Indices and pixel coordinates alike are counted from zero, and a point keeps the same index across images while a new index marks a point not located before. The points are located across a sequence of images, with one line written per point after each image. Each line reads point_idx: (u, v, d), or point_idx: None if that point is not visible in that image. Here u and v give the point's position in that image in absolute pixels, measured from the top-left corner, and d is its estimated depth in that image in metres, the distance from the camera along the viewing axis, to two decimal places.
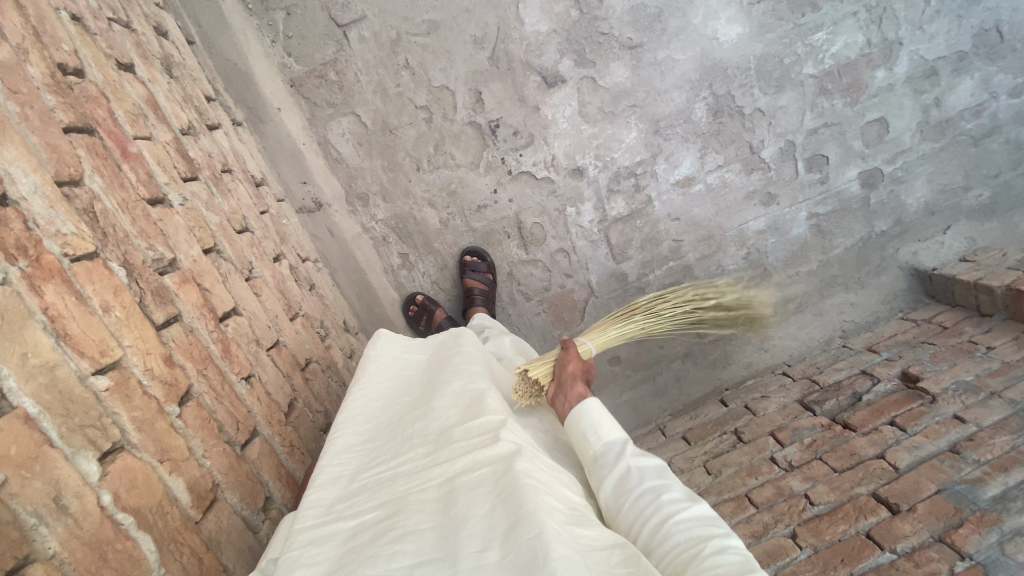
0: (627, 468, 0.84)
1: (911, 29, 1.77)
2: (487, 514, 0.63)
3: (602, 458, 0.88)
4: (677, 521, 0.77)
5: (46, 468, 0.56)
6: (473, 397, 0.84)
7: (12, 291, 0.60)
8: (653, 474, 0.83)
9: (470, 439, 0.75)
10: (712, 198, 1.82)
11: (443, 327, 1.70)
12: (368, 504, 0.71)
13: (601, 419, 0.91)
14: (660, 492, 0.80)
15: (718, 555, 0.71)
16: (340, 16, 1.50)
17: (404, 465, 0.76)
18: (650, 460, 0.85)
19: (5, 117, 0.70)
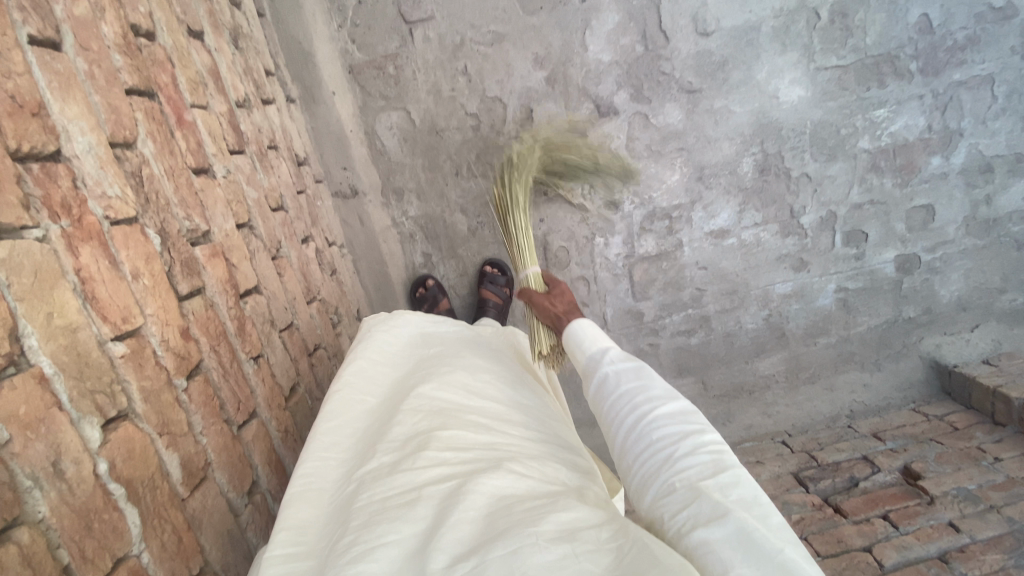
0: (604, 373, 0.82)
1: (975, 122, 1.72)
2: (455, 525, 0.61)
3: (590, 369, 0.87)
4: (652, 418, 0.71)
5: (51, 430, 0.55)
6: (443, 403, 0.83)
7: (51, 250, 0.61)
8: (635, 373, 0.79)
9: (438, 452, 0.73)
10: (744, 254, 1.80)
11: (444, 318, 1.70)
12: (332, 524, 0.68)
13: (587, 332, 0.91)
14: (635, 391, 0.76)
15: (690, 456, 0.65)
16: (409, 13, 1.52)
17: (368, 470, 0.73)
18: (629, 362, 0.81)
19: (72, 74, 0.71)
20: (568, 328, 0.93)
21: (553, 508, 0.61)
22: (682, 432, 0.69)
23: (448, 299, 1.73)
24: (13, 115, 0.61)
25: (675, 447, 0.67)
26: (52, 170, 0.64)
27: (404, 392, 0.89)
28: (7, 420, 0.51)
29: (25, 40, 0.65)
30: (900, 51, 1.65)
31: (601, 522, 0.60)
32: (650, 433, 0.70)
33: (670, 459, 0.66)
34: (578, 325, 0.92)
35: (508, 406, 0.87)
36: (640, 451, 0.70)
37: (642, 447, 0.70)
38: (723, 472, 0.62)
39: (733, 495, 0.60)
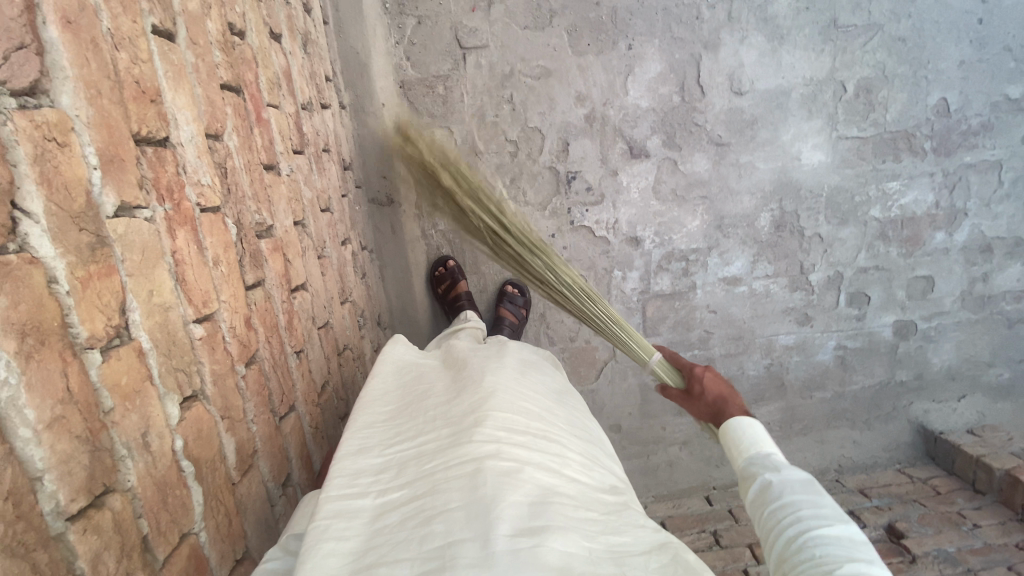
0: (766, 479, 0.79)
1: (979, 204, 1.84)
2: (516, 503, 0.65)
3: (750, 471, 0.84)
4: (816, 531, 0.68)
5: (142, 403, 0.57)
6: (499, 393, 0.88)
7: (155, 229, 0.63)
8: (804, 487, 0.76)
9: (495, 432, 0.78)
10: (753, 302, 1.87)
11: (460, 299, 1.70)
12: (393, 484, 0.73)
13: (749, 432, 0.88)
14: (800, 499, 0.73)
15: (851, 568, 0.61)
16: (465, 39, 1.59)
17: (429, 445, 0.79)
18: (797, 473, 0.78)
19: (184, 66, 0.74)
20: (731, 424, 0.90)
21: (605, 531, 0.66)
22: (850, 553, 0.64)
23: (465, 280, 1.74)
24: (138, 99, 0.64)
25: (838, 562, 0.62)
26: (160, 153, 0.67)
27: (457, 383, 0.96)
28: (111, 389, 0.53)
29: (150, 29, 0.68)
30: (916, 130, 1.76)
31: (648, 550, 0.65)
32: (811, 544, 0.66)
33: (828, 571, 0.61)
34: (743, 424, 0.89)
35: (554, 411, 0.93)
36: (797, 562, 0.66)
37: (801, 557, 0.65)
38: None
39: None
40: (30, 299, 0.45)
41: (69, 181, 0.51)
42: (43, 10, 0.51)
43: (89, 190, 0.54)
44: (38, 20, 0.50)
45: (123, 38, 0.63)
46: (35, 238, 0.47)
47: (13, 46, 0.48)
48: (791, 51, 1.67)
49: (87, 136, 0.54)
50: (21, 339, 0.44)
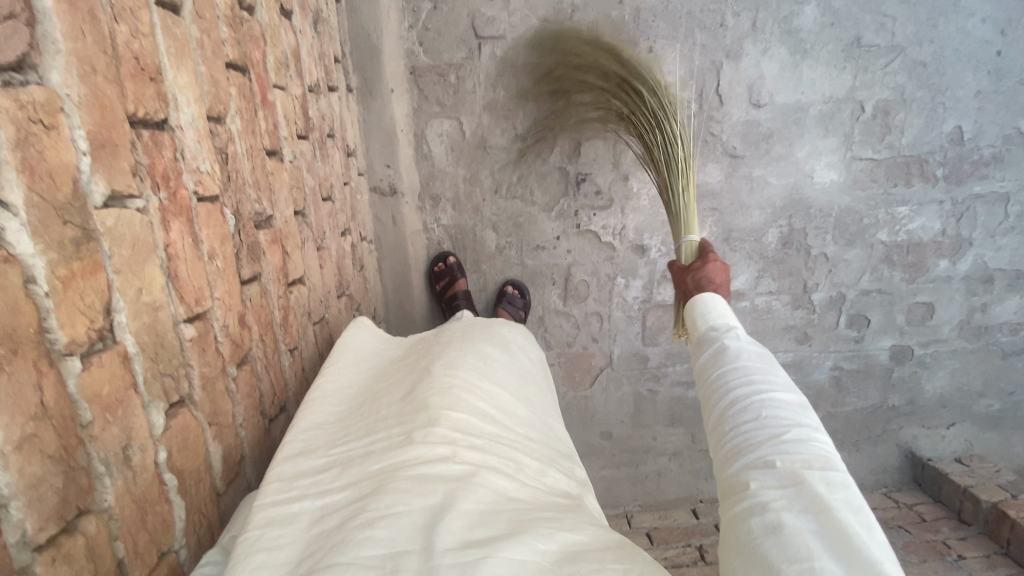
0: (722, 345, 0.85)
1: (985, 235, 1.83)
2: (468, 512, 0.61)
3: (708, 338, 0.90)
4: (766, 395, 0.73)
5: (125, 414, 0.53)
6: (458, 389, 0.84)
7: (148, 222, 0.58)
8: (757, 353, 0.83)
9: (448, 431, 0.74)
10: (753, 318, 1.85)
11: (459, 298, 1.66)
12: (336, 484, 0.68)
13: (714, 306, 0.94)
14: (754, 363, 0.80)
15: (800, 444, 0.66)
16: (482, 29, 1.53)
17: (378, 444, 0.74)
18: (753, 344, 0.84)
19: (188, 42, 0.69)
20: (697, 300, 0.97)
21: (558, 527, 0.61)
22: (792, 421, 0.70)
23: (464, 278, 1.70)
24: (136, 77, 0.58)
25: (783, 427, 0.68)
26: (157, 137, 0.61)
27: (413, 373, 0.91)
28: (92, 400, 0.48)
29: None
30: (930, 156, 1.74)
31: (605, 546, 0.59)
32: (757, 407, 0.72)
33: (774, 437, 0.67)
34: (708, 298, 0.96)
35: (515, 403, 0.90)
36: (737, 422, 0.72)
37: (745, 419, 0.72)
38: (832, 471, 0.62)
39: (841, 495, 0.59)
40: (4, 303, 0.40)
41: (54, 169, 0.46)
42: None
43: (75, 179, 0.48)
44: None
45: (123, 8, 0.57)
46: (12, 233, 0.42)
47: None
48: (812, 66, 1.64)
49: (76, 119, 0.49)
50: None
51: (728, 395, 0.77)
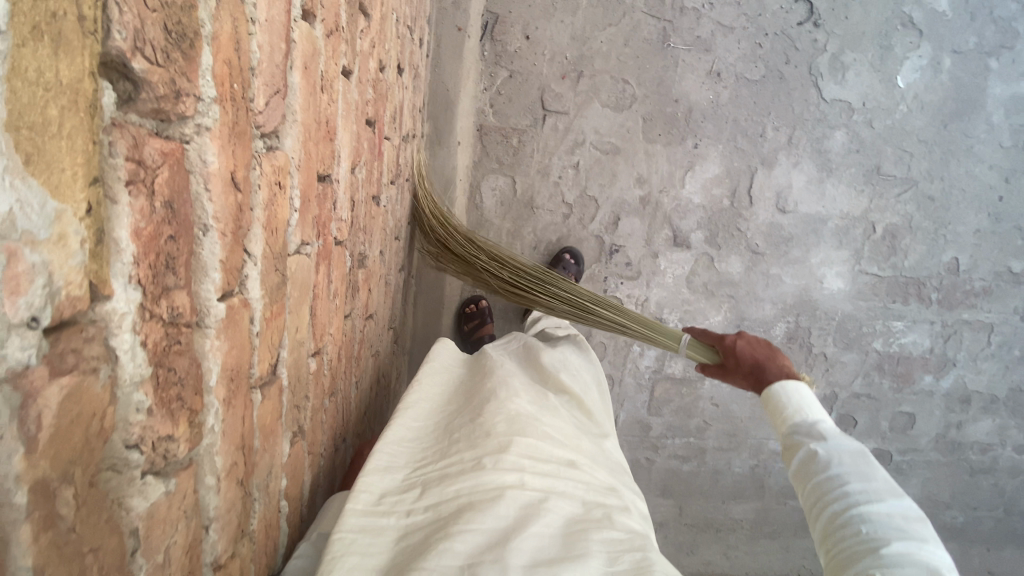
0: (812, 449, 0.90)
1: (967, 358, 1.99)
2: (540, 538, 0.67)
3: (797, 437, 0.95)
4: (864, 504, 0.79)
5: (273, 444, 0.57)
6: (521, 419, 0.89)
7: (310, 266, 0.64)
8: (855, 457, 0.87)
9: (519, 460, 0.79)
10: (753, 404, 1.94)
11: (483, 340, 1.72)
12: (417, 503, 0.72)
13: (795, 401, 0.98)
14: (850, 475, 0.84)
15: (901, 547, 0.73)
16: (550, 102, 1.66)
17: (452, 466, 0.78)
18: (846, 445, 0.89)
19: (352, 106, 0.77)
20: (772, 390, 1.02)
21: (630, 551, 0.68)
22: (897, 531, 0.76)
23: (492, 323, 1.76)
24: (325, 139, 0.65)
25: (886, 540, 0.74)
26: (325, 189, 0.68)
27: (481, 398, 0.96)
28: (260, 429, 0.53)
29: (342, 71, 0.70)
30: (928, 280, 1.91)
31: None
32: (858, 520, 0.78)
33: (875, 551, 0.73)
34: (787, 391, 1.00)
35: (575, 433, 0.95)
36: (841, 533, 0.79)
37: (845, 532, 0.78)
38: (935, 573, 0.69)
39: None
40: (238, 343, 0.46)
41: (278, 223, 0.52)
42: (292, 58, 0.52)
43: (284, 231, 0.54)
44: (290, 67, 0.52)
45: (327, 80, 0.64)
46: (251, 281, 0.47)
47: (274, 92, 0.49)
48: (835, 185, 1.81)
49: (294, 178, 0.55)
50: (228, 385, 0.44)
51: (828, 503, 0.83)
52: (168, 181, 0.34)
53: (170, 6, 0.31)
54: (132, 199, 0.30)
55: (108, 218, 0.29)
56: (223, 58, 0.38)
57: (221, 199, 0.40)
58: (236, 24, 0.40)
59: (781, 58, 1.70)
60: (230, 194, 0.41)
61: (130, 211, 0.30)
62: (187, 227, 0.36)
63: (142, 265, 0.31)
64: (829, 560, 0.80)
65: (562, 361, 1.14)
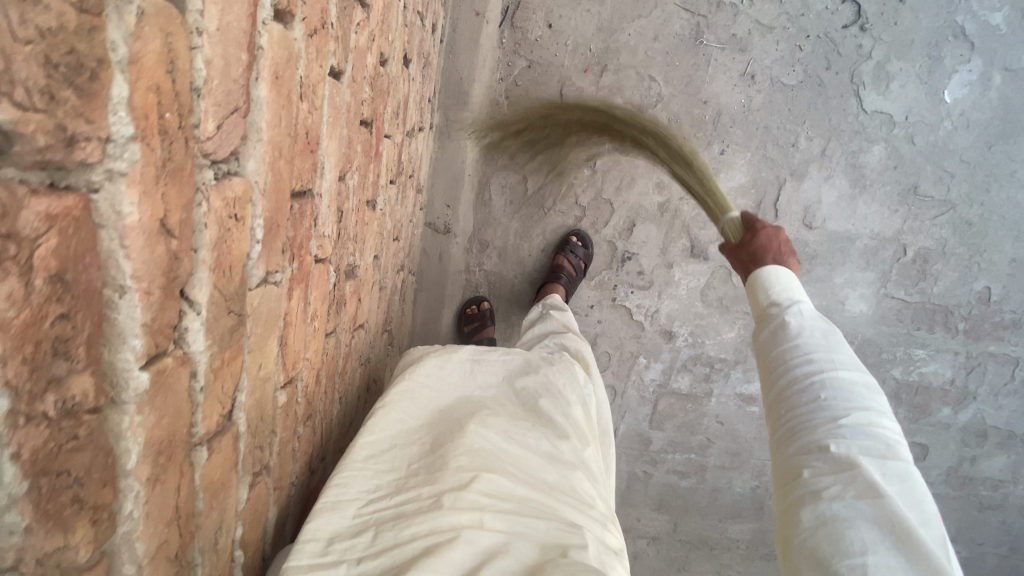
0: (785, 323, 0.86)
1: (989, 392, 1.89)
2: None
3: (770, 312, 0.90)
4: (830, 380, 0.78)
5: (224, 497, 0.52)
6: (485, 448, 0.82)
7: (280, 294, 0.58)
8: (824, 329, 0.84)
9: (480, 496, 0.73)
10: (759, 425, 1.87)
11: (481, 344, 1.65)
12: (367, 551, 0.67)
13: (780, 277, 0.90)
14: (818, 348, 0.82)
15: (859, 426, 0.74)
16: (569, 97, 1.55)
17: (408, 505, 0.72)
18: (822, 322, 0.85)
19: (341, 110, 0.69)
20: (758, 268, 0.93)
21: None
22: (859, 405, 0.77)
23: (493, 327, 1.70)
24: (304, 152, 0.58)
25: (850, 413, 0.75)
26: (303, 207, 0.61)
27: (447, 420, 0.89)
28: (206, 488, 0.48)
29: (329, 72, 0.63)
30: (956, 309, 1.79)
31: None
32: (822, 391, 0.78)
33: (836, 423, 0.74)
34: (771, 267, 0.92)
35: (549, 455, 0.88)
36: (799, 401, 0.80)
37: (805, 398, 0.78)
38: (889, 453, 0.71)
39: (893, 479, 0.69)
40: (172, 408, 0.39)
41: (233, 261, 0.45)
42: (258, 68, 0.45)
43: (243, 266, 0.47)
44: (253, 79, 0.44)
45: (309, 86, 0.57)
46: (193, 333, 0.41)
47: (230, 111, 0.41)
48: (868, 203, 1.69)
49: (258, 206, 0.48)
50: (156, 459, 0.38)
51: (790, 375, 0.82)
52: (57, 249, 0.27)
53: (56, 34, 0.25)
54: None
55: None
56: (148, 86, 0.31)
57: (145, 253, 0.33)
58: (167, 40, 0.32)
59: (821, 63, 1.58)
60: (158, 244, 0.35)
61: None
62: (90, 297, 0.30)
63: (11, 363, 0.25)
64: (778, 432, 0.82)
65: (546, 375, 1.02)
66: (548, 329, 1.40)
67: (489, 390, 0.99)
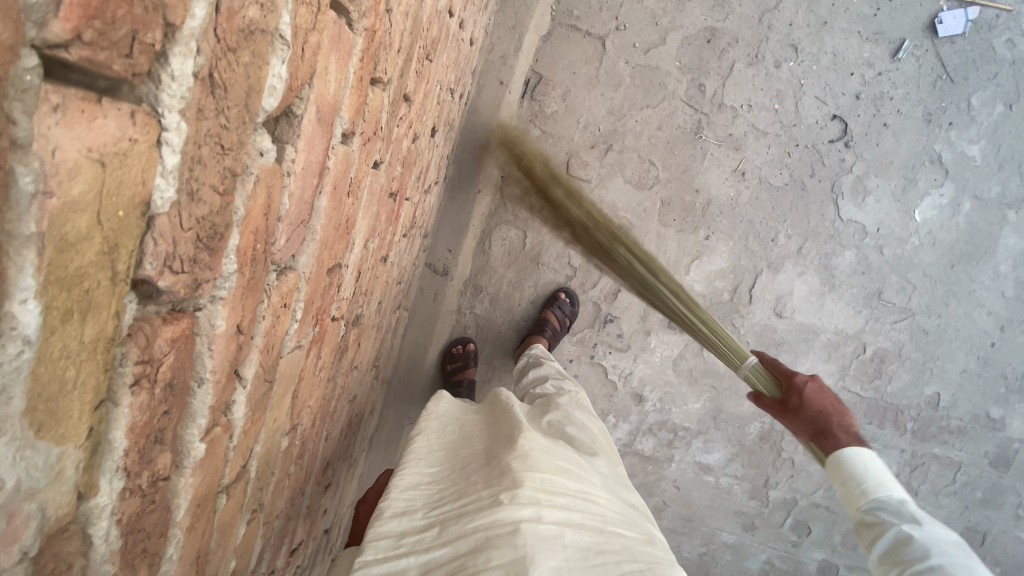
0: (904, 530, 0.91)
1: (929, 490, 2.01)
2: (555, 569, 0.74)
3: (879, 514, 0.96)
4: None
5: (230, 535, 0.59)
6: (532, 450, 0.94)
7: (302, 356, 0.66)
8: (954, 546, 0.89)
9: (535, 492, 0.84)
10: (713, 493, 1.97)
11: (463, 384, 1.70)
12: (435, 541, 0.80)
13: (875, 472, 0.98)
14: (956, 567, 0.85)
15: None
16: (575, 168, 1.70)
17: (470, 504, 0.84)
18: (940, 531, 0.90)
19: (375, 191, 0.78)
20: (847, 455, 0.99)
21: None
22: None
23: (474, 368, 1.75)
24: (342, 235, 0.67)
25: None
26: (332, 280, 0.69)
27: (497, 438, 1.01)
28: (219, 529, 0.55)
29: (373, 165, 0.72)
30: (906, 409, 1.92)
31: None
32: None
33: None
34: (852, 451, 1.00)
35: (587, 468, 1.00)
36: None
37: None
38: None
39: None
40: (212, 468, 0.47)
41: (276, 340, 0.53)
42: (323, 182, 0.54)
43: (282, 341, 0.55)
44: (318, 194, 0.53)
45: (356, 183, 0.66)
46: (237, 404, 0.49)
47: (297, 225, 0.50)
48: (835, 301, 1.83)
49: (302, 292, 0.57)
50: (194, 511, 0.46)
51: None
52: (172, 363, 0.35)
53: (206, 219, 0.33)
54: (133, 398, 0.32)
55: (105, 422, 0.31)
56: (250, 230, 0.40)
57: (222, 353, 0.42)
58: (269, 192, 0.41)
59: (807, 170, 1.73)
60: (231, 344, 0.43)
61: (129, 411, 0.32)
62: (183, 393, 0.38)
63: (130, 454, 0.34)
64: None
65: (565, 411, 1.20)
66: (545, 372, 1.48)
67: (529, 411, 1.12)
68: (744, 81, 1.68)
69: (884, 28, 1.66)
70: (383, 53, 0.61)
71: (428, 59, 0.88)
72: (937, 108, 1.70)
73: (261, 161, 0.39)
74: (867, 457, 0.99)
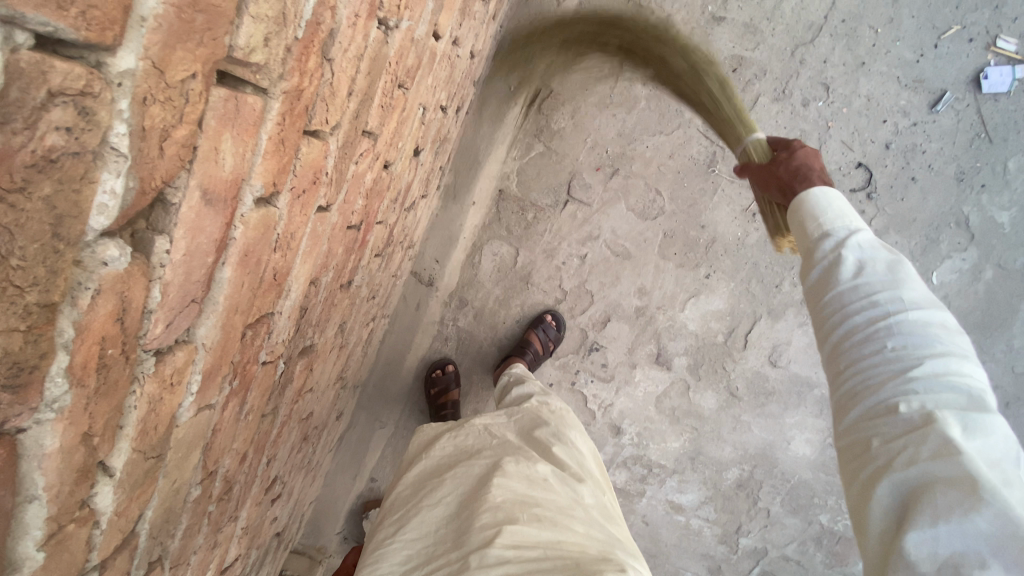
0: (837, 257, 0.81)
1: None
2: None
3: (818, 240, 0.84)
4: (904, 324, 0.75)
5: None
6: (505, 501, 0.91)
7: (212, 414, 0.62)
8: (885, 264, 0.80)
9: (503, 548, 0.83)
10: (682, 533, 1.93)
11: (448, 409, 1.70)
12: None
13: (835, 207, 0.84)
14: (878, 282, 0.78)
15: (947, 391, 0.69)
16: (576, 190, 1.62)
17: (441, 571, 0.85)
18: (881, 253, 0.80)
19: (322, 234, 0.73)
20: (808, 198, 0.86)
21: None
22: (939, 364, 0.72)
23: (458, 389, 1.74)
24: (267, 290, 0.62)
25: (922, 363, 0.72)
26: (258, 330, 0.65)
27: (468, 480, 0.99)
28: None
29: (315, 211, 0.67)
30: None
31: None
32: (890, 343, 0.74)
33: (903, 375, 0.72)
34: (817, 194, 0.86)
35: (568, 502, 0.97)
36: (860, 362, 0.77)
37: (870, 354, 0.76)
38: (979, 412, 0.67)
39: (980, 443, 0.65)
40: (65, 563, 0.44)
41: (161, 418, 0.50)
42: (226, 255, 0.49)
43: (172, 415, 0.52)
44: (217, 267, 0.48)
45: (285, 238, 0.61)
46: (101, 494, 0.45)
47: (185, 306, 0.46)
48: None
49: (199, 364, 0.53)
50: None
51: (847, 317, 0.79)
52: None
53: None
54: None
55: None
56: (93, 341, 0.36)
57: (61, 466, 0.38)
58: (122, 297, 0.36)
59: None
60: (77, 452, 0.39)
61: None
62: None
63: None
64: (838, 393, 0.80)
65: (556, 428, 1.13)
66: (528, 391, 1.34)
67: (510, 441, 1.07)
68: (767, 117, 1.58)
69: (926, 75, 1.54)
70: (320, 105, 0.56)
71: (402, 89, 0.82)
72: (971, 167, 1.57)
73: (105, 272, 0.34)
74: (826, 194, 0.85)
